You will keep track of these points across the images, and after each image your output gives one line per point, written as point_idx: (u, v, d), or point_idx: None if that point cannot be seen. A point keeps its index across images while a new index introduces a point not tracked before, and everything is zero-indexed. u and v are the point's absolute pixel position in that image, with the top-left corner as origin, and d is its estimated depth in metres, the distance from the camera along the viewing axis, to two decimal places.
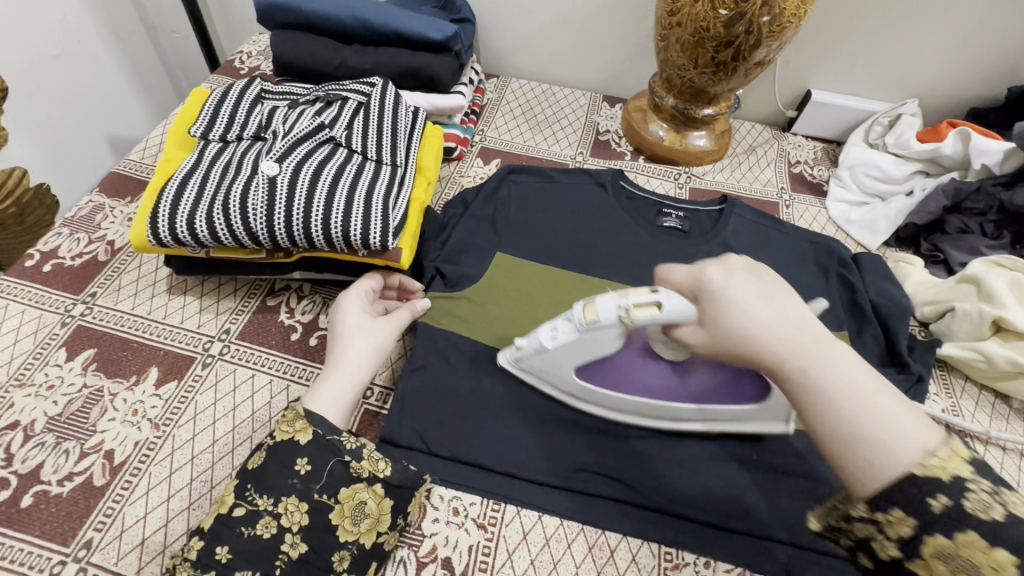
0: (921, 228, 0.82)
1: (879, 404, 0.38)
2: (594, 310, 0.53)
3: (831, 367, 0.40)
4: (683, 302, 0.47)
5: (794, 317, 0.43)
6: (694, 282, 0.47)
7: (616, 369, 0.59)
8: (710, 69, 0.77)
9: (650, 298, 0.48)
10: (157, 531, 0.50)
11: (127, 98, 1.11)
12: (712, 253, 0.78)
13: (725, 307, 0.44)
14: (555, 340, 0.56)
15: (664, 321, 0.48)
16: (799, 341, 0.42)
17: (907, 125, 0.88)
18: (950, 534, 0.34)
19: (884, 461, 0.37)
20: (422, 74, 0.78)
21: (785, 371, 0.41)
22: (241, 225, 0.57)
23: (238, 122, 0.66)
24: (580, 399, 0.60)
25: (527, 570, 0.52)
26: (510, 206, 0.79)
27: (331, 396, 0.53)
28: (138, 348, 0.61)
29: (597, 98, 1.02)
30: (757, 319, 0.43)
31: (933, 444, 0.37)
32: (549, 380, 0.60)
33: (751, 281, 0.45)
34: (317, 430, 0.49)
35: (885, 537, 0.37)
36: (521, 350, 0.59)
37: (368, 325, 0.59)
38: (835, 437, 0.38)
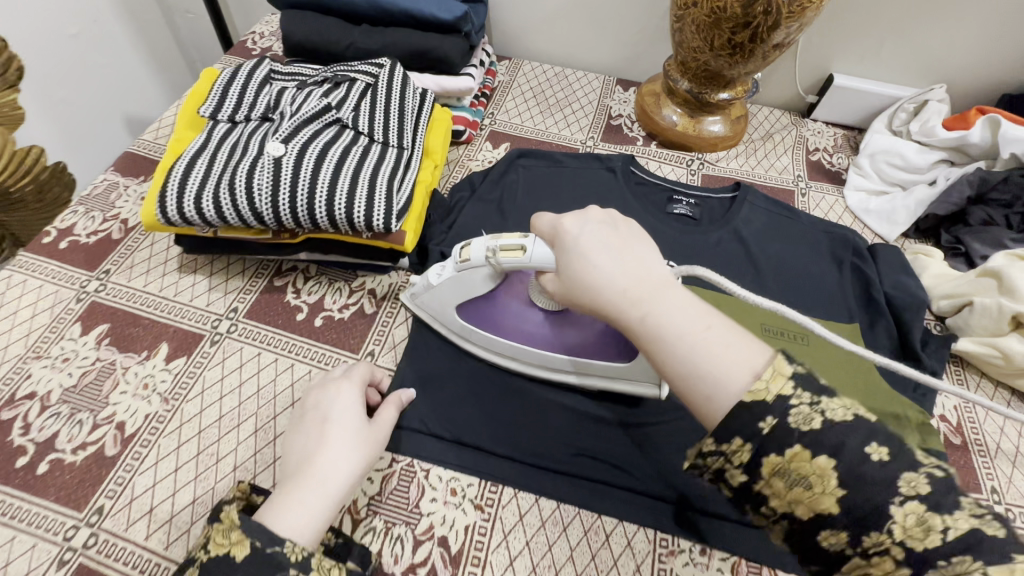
0: (943, 220, 0.80)
1: (711, 339, 0.38)
2: (469, 250, 0.55)
3: (668, 312, 0.39)
4: (546, 247, 0.49)
5: (639, 267, 0.42)
6: (552, 232, 0.47)
7: (494, 315, 0.60)
8: (727, 51, 0.75)
9: (516, 242, 0.51)
10: (165, 501, 0.52)
11: (144, 78, 1.12)
12: (723, 242, 0.77)
13: (577, 259, 0.43)
14: (439, 278, 0.59)
15: (526, 263, 0.50)
16: (638, 290, 0.41)
17: (934, 112, 0.85)
18: (780, 451, 0.34)
19: (720, 394, 0.36)
20: (431, 55, 0.77)
21: (627, 322, 0.41)
22: (247, 206, 0.58)
23: (246, 102, 0.66)
24: (463, 339, 0.63)
25: (522, 551, 0.52)
26: (518, 190, 0.79)
27: (295, 518, 0.44)
28: (149, 325, 0.63)
29: (611, 82, 1.00)
30: (603, 273, 0.42)
31: (758, 366, 0.36)
32: (437, 318, 0.63)
33: (602, 233, 0.44)
34: (258, 543, 0.41)
35: (733, 466, 0.36)
36: (415, 288, 0.63)
37: (357, 431, 0.50)
38: (679, 378, 0.38)
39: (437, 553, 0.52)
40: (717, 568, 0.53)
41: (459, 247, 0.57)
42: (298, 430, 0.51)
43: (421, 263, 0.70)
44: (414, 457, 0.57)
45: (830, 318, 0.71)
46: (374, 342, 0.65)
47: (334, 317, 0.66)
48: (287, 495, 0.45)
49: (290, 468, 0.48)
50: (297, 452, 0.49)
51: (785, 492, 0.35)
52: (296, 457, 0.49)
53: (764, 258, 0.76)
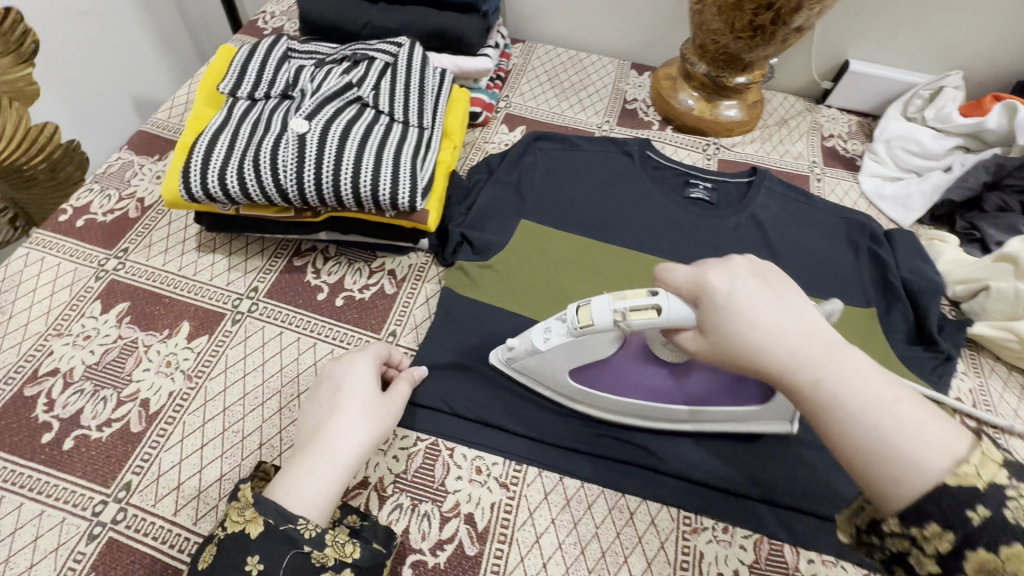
0: (958, 206, 0.80)
1: (901, 414, 0.35)
2: (588, 314, 0.49)
3: (847, 378, 0.37)
4: (682, 304, 0.44)
5: (804, 327, 0.40)
6: (695, 288, 0.43)
7: (610, 373, 0.56)
8: (747, 34, 0.75)
9: (648, 302, 0.45)
10: (192, 477, 0.52)
11: (152, 59, 1.11)
12: (741, 227, 0.77)
13: (732, 319, 0.41)
14: (548, 342, 0.53)
15: (663, 325, 0.45)
16: (809, 354, 0.39)
17: (950, 99, 0.85)
18: (993, 547, 0.30)
19: (914, 475, 0.33)
20: (450, 35, 0.77)
21: (794, 384, 0.39)
22: (271, 182, 0.57)
23: (266, 80, 0.66)
24: (575, 401, 0.58)
25: (547, 528, 0.53)
26: (535, 172, 0.79)
27: (303, 489, 0.43)
28: (169, 303, 0.63)
29: (625, 67, 1.00)
30: (764, 331, 0.40)
31: (959, 449, 0.33)
32: (542, 381, 0.58)
33: (756, 286, 0.42)
34: (269, 520, 0.41)
35: (921, 552, 0.33)
36: (513, 352, 0.56)
37: (368, 407, 0.49)
38: (856, 451, 0.36)
39: (464, 531, 0.52)
40: (740, 545, 0.53)
41: (573, 308, 0.51)
42: (313, 402, 0.51)
43: (441, 245, 0.71)
44: (438, 436, 0.57)
45: (846, 302, 0.72)
46: (395, 322, 0.65)
47: (354, 297, 0.66)
48: (298, 467, 0.44)
49: (300, 442, 0.47)
50: (309, 427, 0.48)
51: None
52: (308, 429, 0.48)
53: (782, 242, 0.76)
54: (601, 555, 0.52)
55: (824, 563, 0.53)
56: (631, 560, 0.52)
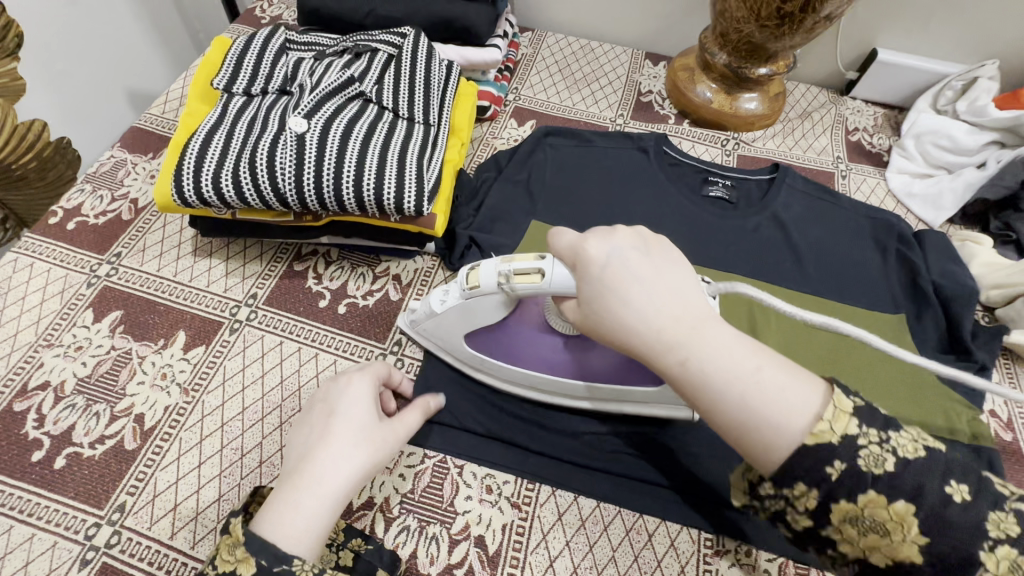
0: (992, 205, 0.76)
1: (763, 381, 0.35)
2: (476, 277, 0.49)
3: (710, 353, 0.36)
4: (564, 270, 0.43)
5: (676, 301, 0.38)
6: (574, 256, 0.41)
7: (506, 343, 0.55)
8: (773, 22, 0.70)
9: (533, 266, 0.44)
10: (189, 497, 0.49)
11: (147, 49, 1.07)
12: (762, 228, 0.73)
13: (603, 293, 0.39)
14: (444, 304, 0.53)
15: (547, 289, 0.44)
16: (677, 331, 0.37)
17: (985, 90, 0.80)
18: (852, 497, 0.32)
19: (777, 441, 0.34)
20: (456, 25, 0.73)
21: (664, 365, 0.37)
22: (269, 185, 0.54)
23: (262, 74, 0.62)
24: (474, 369, 0.58)
25: (562, 551, 0.50)
26: (546, 170, 0.75)
27: (291, 526, 0.39)
28: (164, 311, 0.60)
29: (639, 57, 0.95)
30: (635, 309, 0.37)
31: (815, 406, 0.34)
32: (442, 346, 0.58)
33: (634, 259, 0.39)
34: (262, 562, 0.37)
35: (796, 510, 0.34)
36: (416, 314, 0.57)
37: (364, 435, 0.44)
38: (730, 424, 0.35)
39: (475, 554, 0.50)
40: (765, 569, 0.50)
41: (465, 270, 0.50)
42: (303, 421, 0.46)
43: (448, 248, 0.67)
44: (447, 453, 0.54)
45: (874, 308, 0.68)
46: (400, 331, 0.62)
47: (358, 305, 0.63)
48: (285, 501, 0.40)
49: (287, 467, 0.43)
50: (298, 450, 0.44)
51: (857, 538, 0.33)
52: (296, 452, 0.44)
53: (806, 245, 0.72)
54: None
55: None
56: None
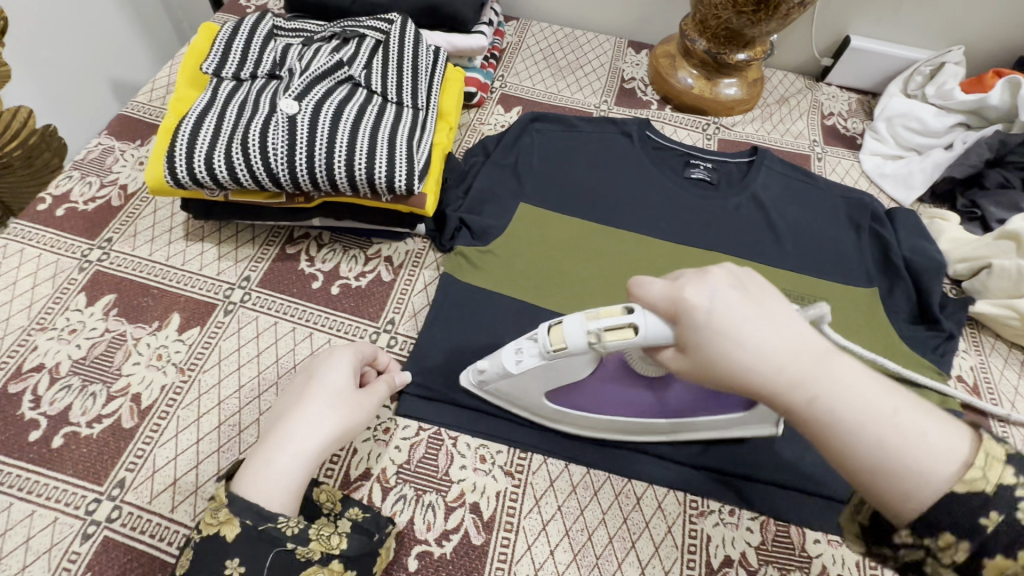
0: (959, 184, 0.79)
1: (902, 424, 0.34)
2: (561, 334, 0.45)
3: (840, 394, 0.35)
4: (658, 321, 0.40)
5: (795, 340, 0.36)
6: (672, 304, 0.39)
7: (589, 395, 0.53)
8: (750, 8, 0.73)
9: (623, 321, 0.41)
10: (188, 472, 0.50)
11: (130, 40, 1.06)
12: (742, 208, 0.76)
13: (714, 337, 0.37)
14: (519, 365, 0.49)
15: (644, 344, 0.41)
16: (801, 370, 0.36)
17: (951, 75, 0.84)
18: (1010, 553, 0.31)
19: (923, 488, 0.32)
20: (443, 12, 0.74)
21: (788, 402, 0.36)
22: (261, 164, 0.54)
23: (251, 59, 0.63)
24: (551, 419, 0.55)
25: (554, 515, 0.52)
26: (533, 154, 0.77)
27: (264, 483, 0.41)
28: (158, 294, 0.60)
29: (622, 45, 0.97)
30: (751, 350, 0.36)
31: (962, 452, 0.33)
32: (516, 402, 0.55)
33: (738, 299, 0.37)
34: (246, 522, 0.39)
35: (937, 561, 0.33)
36: (484, 374, 0.53)
37: (336, 400, 0.46)
38: (865, 469, 0.34)
39: (470, 520, 0.51)
40: (747, 527, 0.53)
41: (545, 328, 0.46)
42: (287, 391, 0.49)
43: (438, 230, 0.69)
44: (440, 425, 0.56)
45: (849, 282, 0.71)
46: (393, 310, 0.63)
47: (351, 286, 0.64)
48: (260, 463, 0.42)
49: (267, 429, 0.46)
50: (279, 413, 0.47)
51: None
52: (277, 416, 0.47)
53: (784, 223, 0.75)
54: (609, 541, 0.51)
55: (831, 543, 0.53)
56: (639, 545, 0.51)
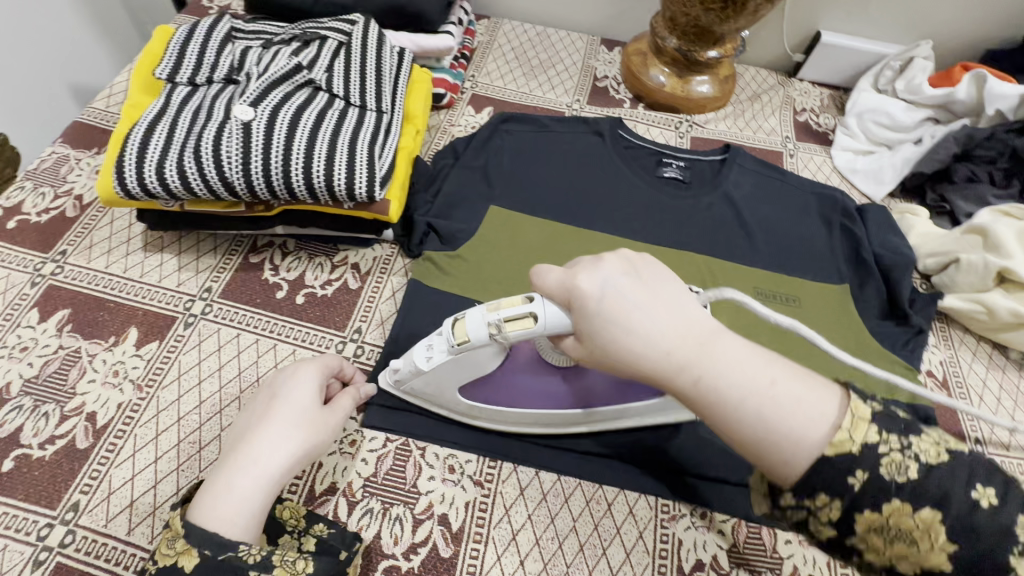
0: (928, 178, 0.79)
1: (780, 395, 0.34)
2: (464, 329, 0.46)
3: (723, 371, 0.35)
4: (556, 309, 0.42)
5: (679, 323, 0.37)
6: (567, 294, 0.40)
7: (505, 389, 0.53)
8: (718, 5, 0.73)
9: (522, 311, 0.43)
10: (146, 493, 0.49)
11: (89, 43, 1.03)
12: (714, 206, 0.75)
13: (604, 326, 0.38)
14: (432, 361, 0.50)
15: (541, 330, 0.43)
16: (684, 350, 0.36)
17: (920, 69, 0.84)
18: (877, 507, 0.31)
19: (800, 453, 0.33)
20: (407, 12, 0.72)
21: (678, 387, 0.36)
22: (215, 173, 0.53)
23: (207, 63, 0.61)
24: (475, 417, 0.55)
25: (524, 524, 0.52)
26: (503, 156, 0.76)
27: (224, 508, 0.40)
28: (115, 308, 0.59)
29: (595, 43, 0.96)
30: (639, 335, 0.37)
31: (833, 415, 0.33)
32: (435, 400, 0.55)
33: (628, 286, 0.38)
34: (207, 552, 0.38)
35: (817, 521, 0.33)
36: (399, 373, 0.53)
37: (299, 416, 0.45)
38: (752, 442, 0.34)
39: (438, 532, 0.50)
40: (718, 530, 0.53)
41: (450, 324, 0.48)
42: (249, 407, 0.48)
43: (406, 235, 0.68)
44: (408, 436, 0.55)
45: (820, 280, 0.71)
46: (360, 319, 0.62)
47: (316, 294, 0.62)
48: (220, 487, 0.41)
49: (228, 447, 0.45)
50: (240, 431, 0.45)
51: (884, 548, 0.32)
52: (238, 433, 0.45)
53: (756, 221, 0.75)
54: (579, 549, 0.51)
55: (801, 543, 0.53)
56: (610, 552, 0.51)
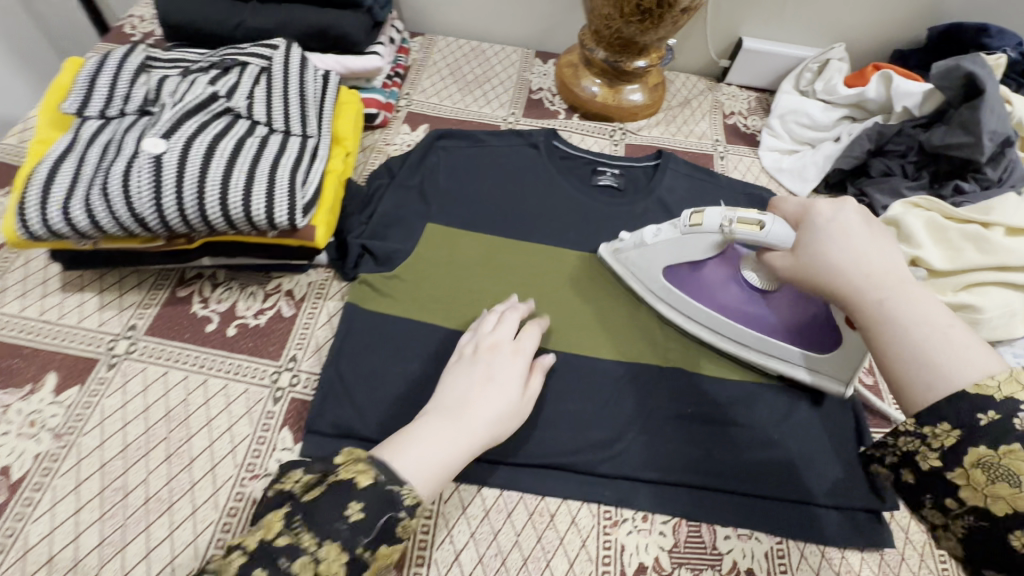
0: (847, 174, 0.84)
1: (951, 336, 0.36)
2: (702, 217, 0.57)
3: (910, 302, 0.38)
4: (786, 228, 0.49)
5: (888, 258, 0.41)
6: (801, 213, 0.48)
7: (699, 281, 0.62)
8: (637, 18, 0.75)
9: (755, 216, 0.51)
10: (66, 547, 0.47)
11: (7, 74, 0.99)
12: (648, 212, 0.77)
13: (821, 240, 0.44)
14: (656, 237, 0.61)
15: (764, 241, 0.51)
16: (886, 278, 0.40)
17: (836, 71, 0.88)
18: (994, 444, 0.31)
19: (940, 383, 0.35)
20: (331, 34, 0.72)
21: (859, 302, 0.40)
22: (126, 210, 0.51)
23: (119, 95, 0.59)
24: (657, 299, 0.65)
25: (467, 543, 0.52)
26: (439, 173, 0.76)
27: (417, 457, 0.45)
28: (31, 354, 0.56)
29: (529, 56, 0.98)
30: (847, 254, 0.42)
31: (996, 370, 0.34)
32: (637, 275, 0.65)
33: (858, 222, 0.44)
34: (380, 477, 0.42)
35: (928, 449, 0.34)
36: (623, 243, 0.65)
37: (497, 399, 0.51)
38: (895, 362, 0.37)
39: None
40: (660, 531, 0.54)
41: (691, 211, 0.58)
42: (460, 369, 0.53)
43: (342, 260, 0.67)
44: None
45: None
46: (295, 347, 0.61)
47: (248, 325, 0.61)
48: (427, 430, 0.48)
49: (444, 403, 0.50)
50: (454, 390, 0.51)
51: (983, 484, 0.32)
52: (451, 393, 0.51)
53: None
54: (523, 563, 0.51)
55: (740, 537, 0.54)
56: (554, 563, 0.52)
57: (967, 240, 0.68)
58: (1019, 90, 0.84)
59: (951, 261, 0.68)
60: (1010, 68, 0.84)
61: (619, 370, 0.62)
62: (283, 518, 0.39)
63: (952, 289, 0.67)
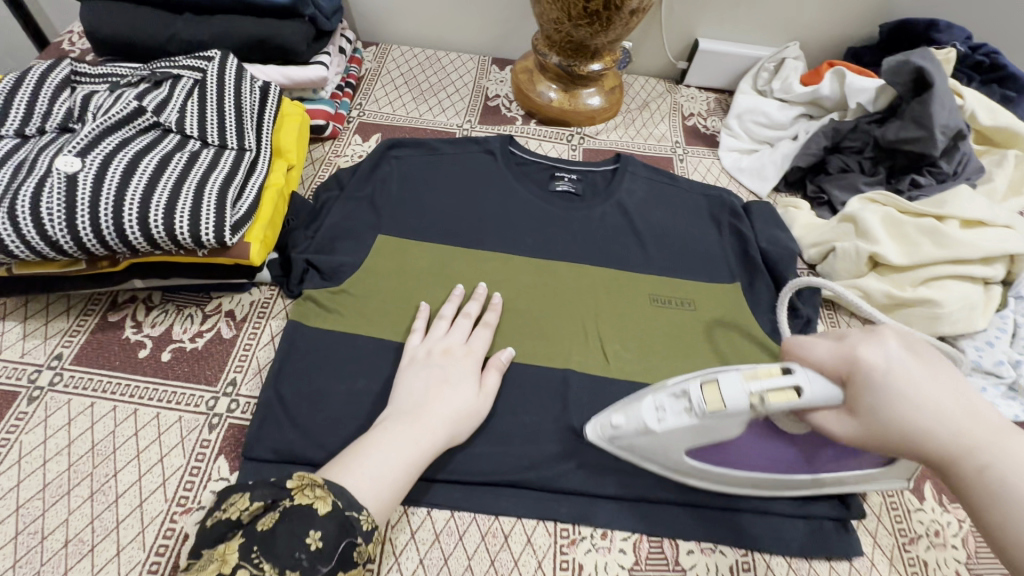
0: (807, 171, 0.83)
1: None
2: (717, 395, 0.45)
3: (1014, 464, 0.35)
4: (825, 383, 0.41)
5: (964, 405, 0.38)
6: (839, 361, 0.42)
7: (731, 451, 0.51)
8: (586, 21, 0.74)
9: (788, 383, 0.42)
10: None
11: None
12: (607, 216, 0.75)
13: (885, 402, 0.38)
14: (663, 422, 0.48)
15: (806, 407, 0.42)
16: (974, 433, 0.37)
17: (792, 69, 0.88)
18: None
19: None
20: (271, 45, 0.70)
21: (957, 468, 0.37)
22: (36, 233, 0.48)
23: (37, 112, 0.56)
24: (686, 475, 0.53)
25: (415, 570, 0.49)
26: (391, 184, 0.74)
27: (367, 477, 0.45)
28: None
29: (486, 62, 0.97)
30: (926, 414, 0.37)
31: None
32: (651, 458, 0.52)
33: (910, 359, 0.39)
34: (339, 503, 0.42)
35: None
36: (618, 429, 0.51)
37: (453, 405, 0.52)
38: None
39: None
40: (620, 548, 0.52)
41: (696, 388, 0.46)
42: (413, 376, 0.54)
43: (286, 275, 0.65)
44: None
45: (713, 279, 0.71)
46: (234, 369, 0.58)
47: (185, 349, 0.58)
48: (378, 443, 0.48)
49: (398, 409, 0.52)
50: (407, 397, 0.52)
51: None
52: (402, 402, 0.52)
53: (649, 226, 0.75)
54: None
55: (703, 551, 0.52)
56: None
57: (924, 234, 0.68)
58: (969, 84, 0.85)
59: (909, 256, 0.67)
60: (960, 62, 0.85)
61: (576, 381, 0.60)
62: (239, 550, 0.39)
63: (910, 284, 0.67)
